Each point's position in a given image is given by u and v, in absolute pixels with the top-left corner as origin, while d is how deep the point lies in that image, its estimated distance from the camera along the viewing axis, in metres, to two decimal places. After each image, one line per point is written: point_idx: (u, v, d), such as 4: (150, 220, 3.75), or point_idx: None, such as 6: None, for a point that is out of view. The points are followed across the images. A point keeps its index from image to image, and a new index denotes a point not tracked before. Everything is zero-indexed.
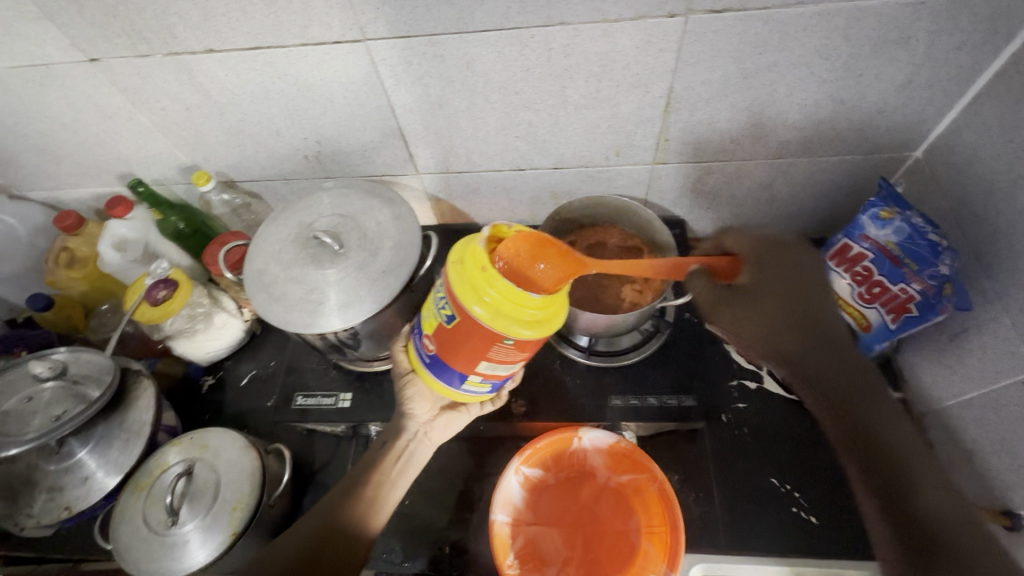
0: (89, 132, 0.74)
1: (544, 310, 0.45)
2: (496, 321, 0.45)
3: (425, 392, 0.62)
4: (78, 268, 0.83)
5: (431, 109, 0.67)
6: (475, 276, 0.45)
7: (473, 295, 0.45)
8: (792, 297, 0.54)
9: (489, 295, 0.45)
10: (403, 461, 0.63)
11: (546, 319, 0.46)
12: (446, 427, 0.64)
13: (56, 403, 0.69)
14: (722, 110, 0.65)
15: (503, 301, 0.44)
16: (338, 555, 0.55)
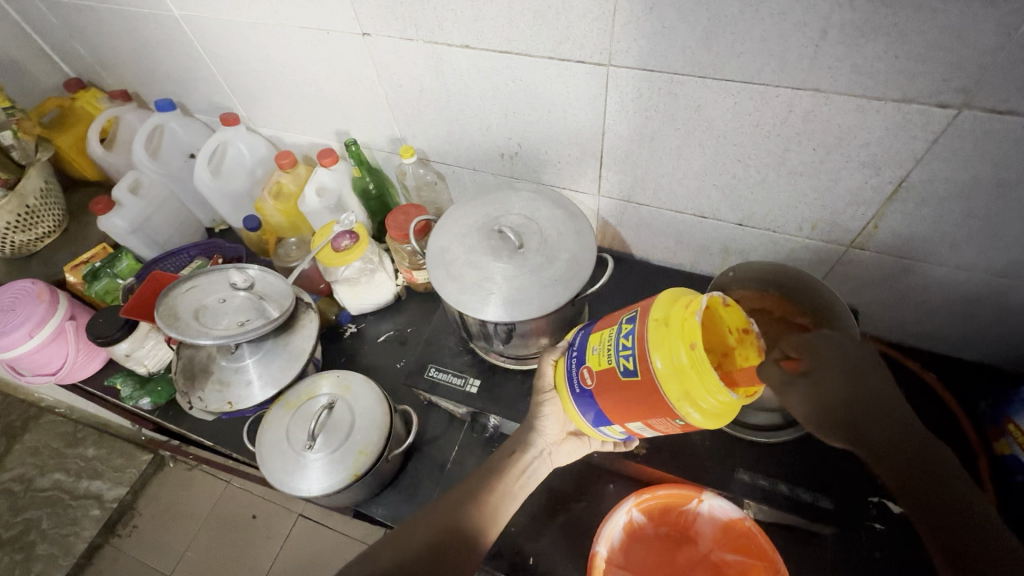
0: (331, 91, 0.84)
1: (725, 404, 0.42)
2: (672, 388, 0.42)
3: (560, 415, 0.63)
4: (281, 201, 0.94)
5: (640, 140, 0.69)
6: (676, 342, 0.42)
7: (664, 351, 0.43)
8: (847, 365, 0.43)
9: (679, 361, 0.42)
10: (524, 477, 0.65)
11: (720, 412, 0.42)
12: (567, 453, 0.67)
13: (242, 312, 0.79)
14: (955, 212, 0.60)
15: (690, 375, 0.41)
16: (460, 549, 0.58)
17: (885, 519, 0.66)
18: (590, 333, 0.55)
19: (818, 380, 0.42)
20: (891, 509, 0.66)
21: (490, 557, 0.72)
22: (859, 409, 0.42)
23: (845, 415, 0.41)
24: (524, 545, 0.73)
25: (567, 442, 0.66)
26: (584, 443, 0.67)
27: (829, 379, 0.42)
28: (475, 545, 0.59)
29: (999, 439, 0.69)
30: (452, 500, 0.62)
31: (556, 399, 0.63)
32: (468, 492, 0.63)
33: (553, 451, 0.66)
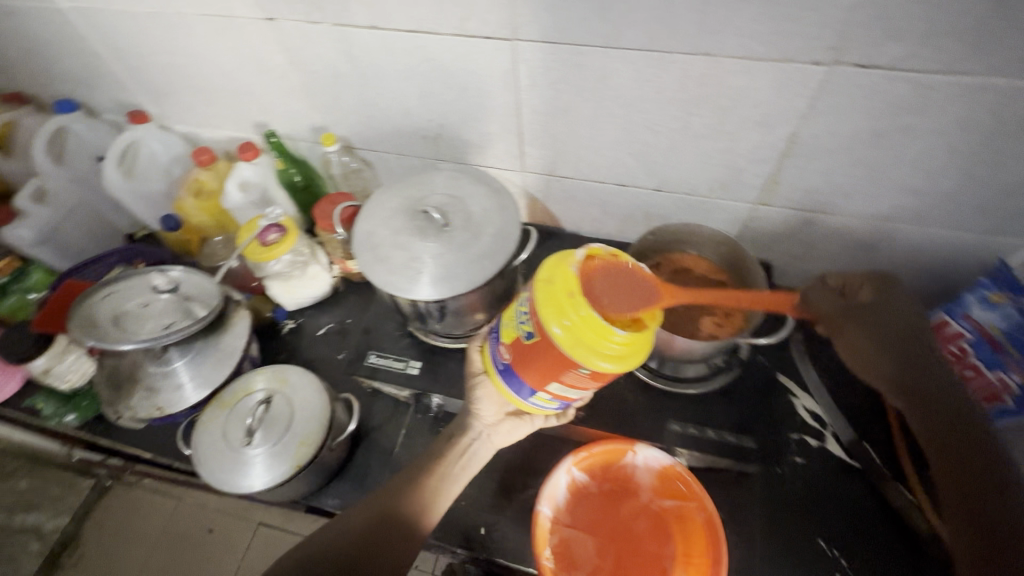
0: (244, 82, 0.82)
1: (628, 344, 0.44)
2: (575, 345, 0.44)
3: (493, 396, 0.63)
4: (202, 200, 0.91)
5: (555, 113, 0.71)
6: (561, 298, 0.45)
7: (556, 314, 0.45)
8: (905, 338, 0.64)
9: (573, 317, 0.44)
10: (466, 457, 0.67)
11: (627, 354, 0.45)
12: (506, 434, 0.66)
13: (168, 315, 0.77)
14: (841, 163, 0.65)
15: (584, 327, 0.44)
16: (394, 535, 0.60)
17: (805, 453, 0.72)
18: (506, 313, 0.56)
19: (875, 333, 0.65)
20: (811, 444, 0.73)
21: (443, 532, 0.74)
22: (911, 368, 0.62)
23: (897, 363, 0.63)
24: (476, 517, 0.74)
25: (505, 422, 0.65)
26: (524, 422, 0.66)
27: (877, 335, 0.65)
28: (411, 526, 0.61)
29: None
30: (392, 489, 0.64)
31: (487, 381, 0.63)
32: (403, 482, 0.65)
33: (493, 432, 0.66)
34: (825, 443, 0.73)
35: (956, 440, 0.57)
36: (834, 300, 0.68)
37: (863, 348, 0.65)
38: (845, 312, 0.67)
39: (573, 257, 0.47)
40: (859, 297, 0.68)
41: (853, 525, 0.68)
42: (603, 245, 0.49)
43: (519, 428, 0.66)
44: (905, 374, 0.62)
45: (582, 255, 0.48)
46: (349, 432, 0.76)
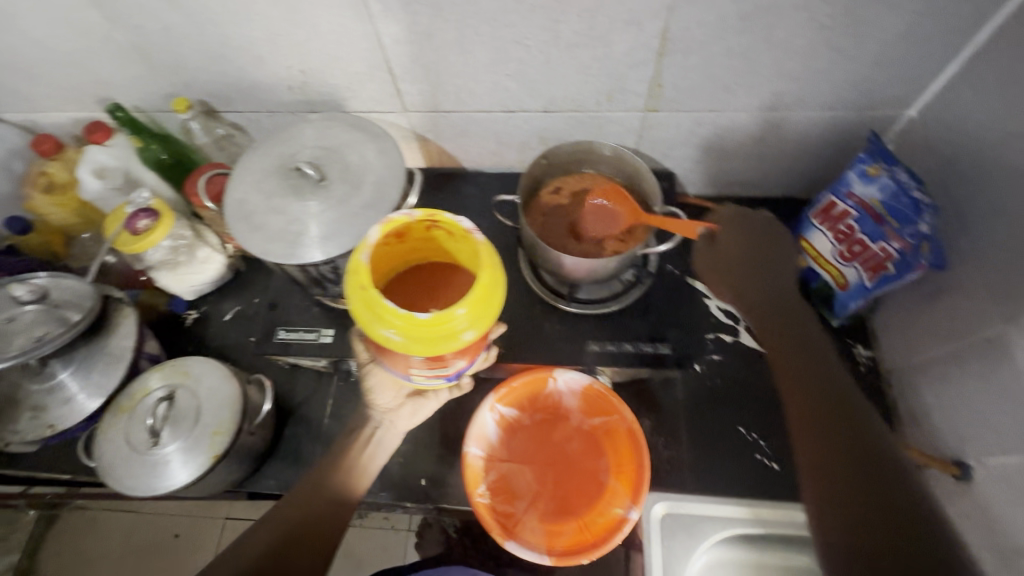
0: (63, 50, 0.70)
1: (468, 311, 0.49)
2: (416, 341, 0.48)
3: (386, 382, 0.64)
4: (56, 195, 0.82)
5: (420, 40, 0.65)
6: (373, 307, 0.49)
7: (380, 324, 0.48)
8: (758, 265, 0.66)
9: (393, 320, 0.48)
10: (371, 445, 0.67)
11: (475, 320, 0.49)
12: (410, 417, 0.67)
13: (38, 326, 0.69)
14: (718, 55, 0.64)
15: (407, 323, 0.48)
16: (313, 532, 0.58)
17: (722, 350, 0.77)
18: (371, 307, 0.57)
19: (760, 263, 0.67)
20: (727, 341, 0.77)
21: (387, 491, 0.73)
22: (768, 300, 0.65)
23: (762, 306, 0.65)
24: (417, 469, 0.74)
25: (405, 405, 0.66)
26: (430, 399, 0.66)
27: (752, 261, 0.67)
28: (343, 501, 0.62)
29: None
30: (303, 484, 0.63)
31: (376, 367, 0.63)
32: (332, 458, 0.65)
33: (393, 416, 0.66)
34: (739, 337, 0.78)
35: (819, 409, 0.55)
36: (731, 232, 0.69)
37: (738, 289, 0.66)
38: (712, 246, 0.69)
39: (365, 243, 0.51)
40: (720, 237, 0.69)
41: (772, 409, 0.74)
42: (397, 213, 0.52)
43: (425, 404, 0.66)
44: (762, 301, 0.65)
45: (376, 236, 0.51)
46: (268, 411, 0.73)
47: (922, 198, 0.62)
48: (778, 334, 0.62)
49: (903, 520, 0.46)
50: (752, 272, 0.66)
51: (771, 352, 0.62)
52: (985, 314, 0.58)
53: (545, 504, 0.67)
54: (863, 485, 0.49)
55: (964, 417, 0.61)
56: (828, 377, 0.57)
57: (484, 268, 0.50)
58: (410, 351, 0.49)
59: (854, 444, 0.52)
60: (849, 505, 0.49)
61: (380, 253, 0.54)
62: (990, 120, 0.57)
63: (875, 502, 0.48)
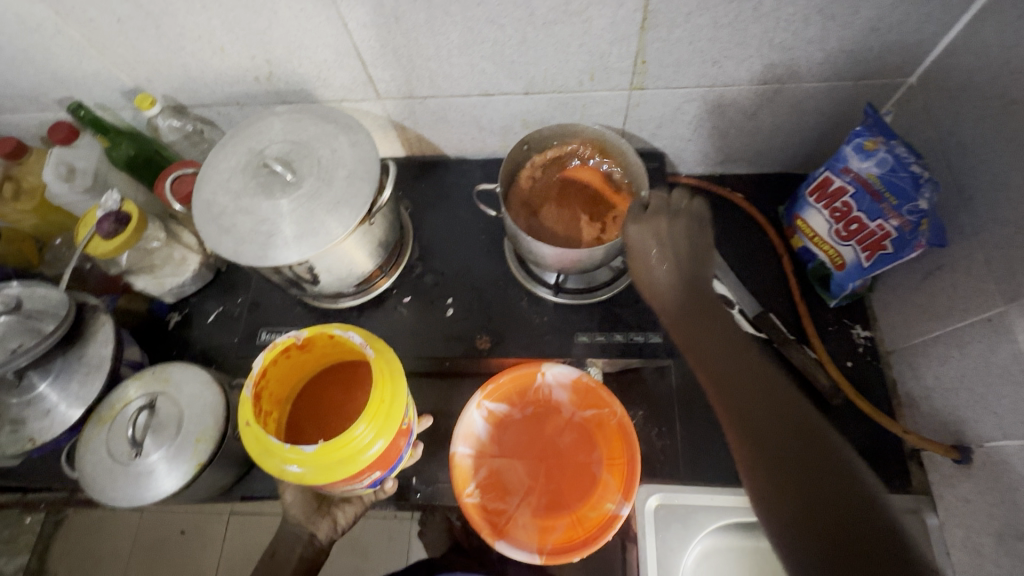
0: (15, 48, 0.67)
1: (369, 427, 0.52)
2: (326, 469, 0.50)
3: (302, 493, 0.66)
4: (26, 201, 0.78)
5: (387, 23, 0.61)
6: (271, 446, 0.51)
7: (281, 460, 0.51)
8: (694, 262, 0.58)
9: (291, 455, 0.50)
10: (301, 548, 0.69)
11: (379, 431, 0.52)
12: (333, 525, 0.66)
13: (12, 338, 0.67)
14: (703, 27, 0.60)
15: (307, 454, 0.50)
16: None
17: None
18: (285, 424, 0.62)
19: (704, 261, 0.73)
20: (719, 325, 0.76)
21: None
22: (690, 295, 0.57)
23: (679, 293, 0.58)
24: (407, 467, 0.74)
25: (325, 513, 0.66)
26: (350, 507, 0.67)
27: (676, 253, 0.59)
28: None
29: (794, 235, 0.77)
30: None
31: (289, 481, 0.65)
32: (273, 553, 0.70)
33: (314, 527, 0.65)
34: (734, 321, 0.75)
35: (751, 399, 0.51)
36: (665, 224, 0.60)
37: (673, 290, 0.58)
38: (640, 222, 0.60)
39: (249, 377, 0.54)
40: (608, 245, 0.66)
41: None
42: (279, 337, 0.56)
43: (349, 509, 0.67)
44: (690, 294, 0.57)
45: (260, 364, 0.55)
46: None
47: (922, 172, 0.59)
48: (708, 349, 0.54)
49: (828, 524, 0.44)
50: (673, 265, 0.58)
51: (698, 359, 0.55)
52: (986, 293, 0.56)
53: (537, 499, 0.66)
54: (789, 487, 0.46)
55: (963, 400, 0.59)
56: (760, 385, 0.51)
57: (376, 381, 0.54)
58: (320, 478, 0.51)
59: (788, 452, 0.48)
60: (790, 489, 0.46)
61: (271, 380, 0.58)
62: (992, 88, 0.54)
63: (807, 499, 0.46)
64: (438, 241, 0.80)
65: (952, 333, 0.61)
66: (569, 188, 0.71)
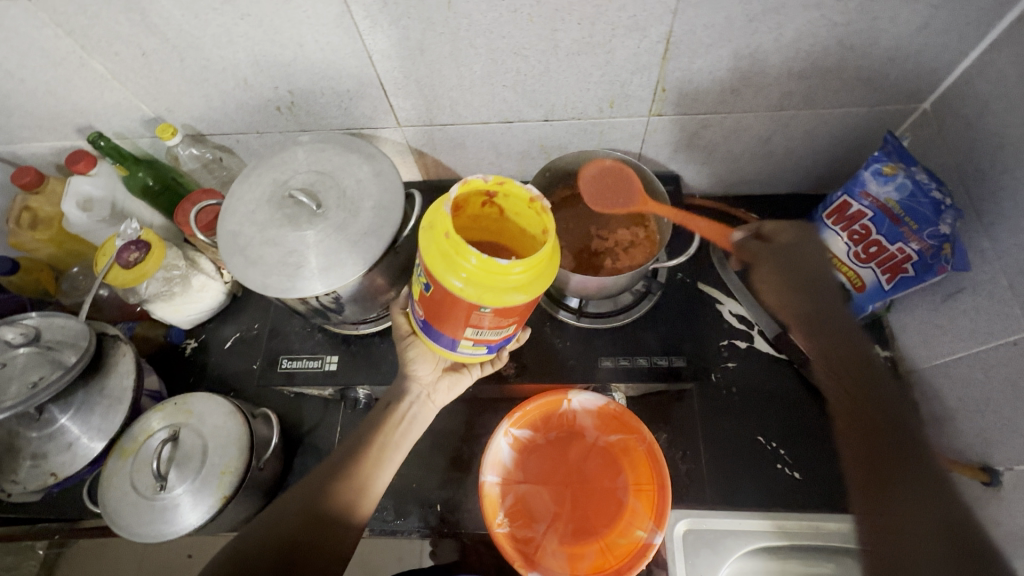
0: (38, 81, 0.67)
1: (526, 274, 0.44)
2: (479, 294, 0.44)
3: (426, 353, 0.64)
4: (43, 229, 0.78)
5: (411, 55, 0.62)
6: (441, 247, 0.45)
7: (451, 271, 0.44)
8: (808, 285, 0.64)
9: (461, 267, 0.44)
10: (405, 423, 0.65)
11: (533, 280, 0.44)
12: (448, 391, 0.67)
13: (32, 370, 0.67)
14: (724, 57, 0.61)
15: (473, 273, 0.43)
16: (320, 550, 0.55)
17: (735, 357, 0.75)
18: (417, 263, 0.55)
19: (783, 271, 0.65)
20: (739, 346, 0.75)
21: (400, 518, 0.73)
22: (811, 296, 0.63)
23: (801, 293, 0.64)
24: (430, 495, 0.74)
25: (444, 378, 0.67)
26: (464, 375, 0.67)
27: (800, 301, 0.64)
28: (343, 521, 0.57)
29: None
30: (312, 480, 0.59)
31: (417, 340, 0.64)
32: (336, 467, 0.61)
33: (433, 391, 0.66)
34: (753, 342, 0.76)
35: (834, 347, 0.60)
36: (767, 248, 0.67)
37: (796, 310, 0.64)
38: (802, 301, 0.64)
39: (444, 197, 0.46)
40: (634, 261, 0.68)
41: (789, 416, 0.72)
42: (476, 174, 0.45)
43: (460, 381, 0.67)
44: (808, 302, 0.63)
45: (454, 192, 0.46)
46: (277, 444, 0.72)
47: (943, 198, 0.60)
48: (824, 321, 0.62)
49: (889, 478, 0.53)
50: (802, 296, 0.64)
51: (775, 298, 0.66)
52: (1010, 316, 0.56)
53: (564, 525, 0.66)
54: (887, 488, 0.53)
55: (988, 422, 0.59)
56: (844, 335, 0.61)
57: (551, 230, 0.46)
58: (474, 297, 0.45)
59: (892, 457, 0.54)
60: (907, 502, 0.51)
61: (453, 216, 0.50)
62: (1010, 115, 0.54)
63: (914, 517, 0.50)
64: None
65: (975, 355, 0.61)
66: (575, 215, 0.72)
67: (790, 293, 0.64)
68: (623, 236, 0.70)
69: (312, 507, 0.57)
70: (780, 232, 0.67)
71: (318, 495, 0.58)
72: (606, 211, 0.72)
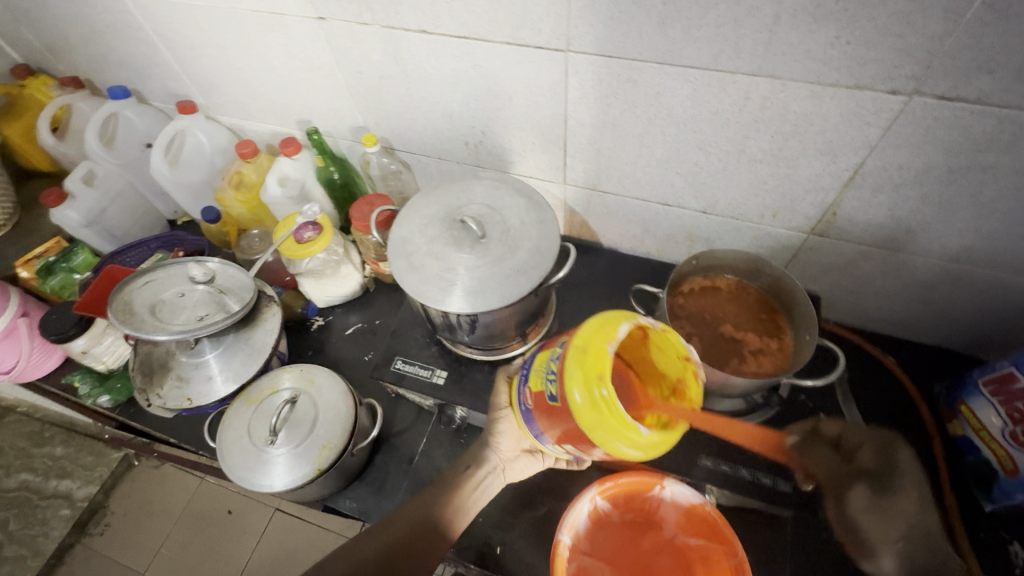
0: (290, 78, 0.81)
1: (653, 440, 0.44)
2: (594, 425, 0.44)
3: (513, 430, 0.67)
4: (243, 193, 0.93)
5: (602, 127, 0.68)
6: (589, 373, 0.44)
7: (581, 388, 0.44)
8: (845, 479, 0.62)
9: (595, 393, 0.44)
10: (478, 491, 0.66)
11: (652, 447, 0.44)
12: (520, 469, 0.70)
13: (202, 305, 0.77)
14: (909, 198, 0.61)
15: (607, 412, 0.43)
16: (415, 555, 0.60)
17: None
18: (538, 353, 0.58)
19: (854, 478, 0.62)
20: None
21: (458, 548, 0.73)
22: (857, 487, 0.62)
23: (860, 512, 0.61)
24: (492, 535, 0.74)
25: (521, 458, 0.69)
26: (537, 460, 0.69)
27: (909, 526, 0.60)
28: (440, 535, 0.62)
29: (953, 419, 0.71)
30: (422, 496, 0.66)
31: (509, 415, 0.68)
32: (441, 487, 0.66)
33: (508, 466, 0.69)
34: None
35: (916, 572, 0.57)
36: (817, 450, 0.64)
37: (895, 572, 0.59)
38: (870, 510, 0.61)
39: (613, 332, 0.46)
40: (758, 367, 0.66)
41: None
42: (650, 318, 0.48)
43: (534, 464, 0.70)
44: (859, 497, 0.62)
45: (622, 331, 0.46)
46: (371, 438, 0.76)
47: None
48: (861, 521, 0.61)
49: None
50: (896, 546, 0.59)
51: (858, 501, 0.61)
52: None
53: None
54: None
55: None
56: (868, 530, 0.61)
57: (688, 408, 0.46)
58: (586, 423, 0.44)
59: None
60: None
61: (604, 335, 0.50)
62: None
63: None
64: (578, 321, 0.82)
65: None
66: (708, 307, 0.72)
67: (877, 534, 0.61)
68: (752, 340, 0.69)
69: (424, 517, 0.63)
70: (850, 438, 0.64)
71: (431, 507, 0.64)
72: (738, 312, 0.72)
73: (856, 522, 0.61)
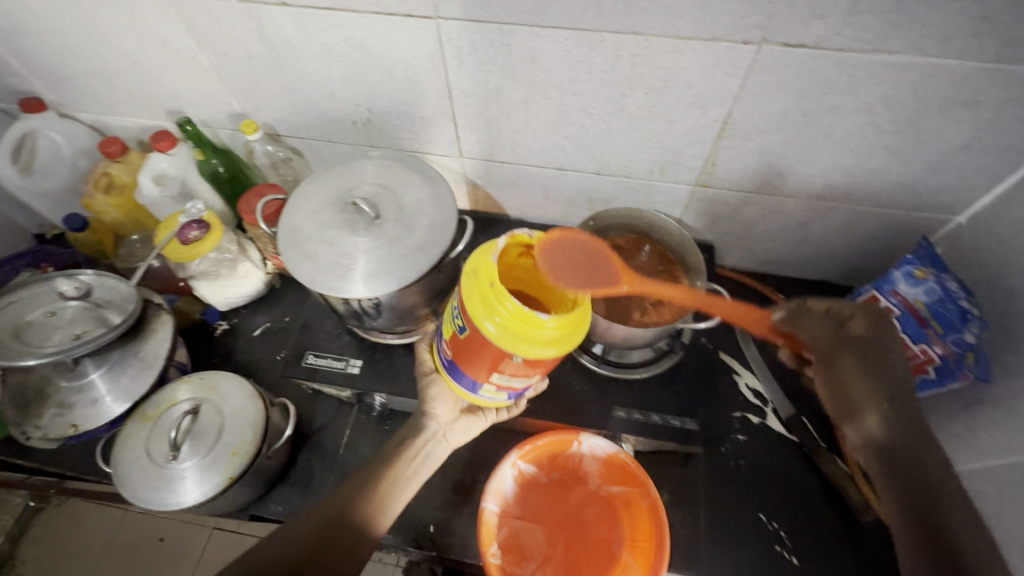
0: (148, 65, 0.74)
1: (564, 324, 0.46)
2: (510, 340, 0.46)
3: (447, 393, 0.66)
4: (114, 196, 0.84)
5: (487, 95, 0.67)
6: (486, 294, 0.47)
7: (487, 314, 0.47)
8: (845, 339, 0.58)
9: (503, 311, 0.46)
10: (420, 458, 0.66)
11: (564, 333, 0.46)
12: (462, 432, 0.69)
13: (78, 322, 0.70)
14: (774, 144, 0.65)
15: (515, 320, 0.45)
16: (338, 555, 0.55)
17: (747, 431, 0.76)
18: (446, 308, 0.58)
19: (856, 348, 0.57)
20: (752, 421, 0.77)
21: (392, 533, 0.73)
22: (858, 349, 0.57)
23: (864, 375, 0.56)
24: (424, 515, 0.74)
25: (461, 419, 0.68)
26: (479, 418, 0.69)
27: (895, 388, 0.55)
28: (363, 534, 0.58)
29: None
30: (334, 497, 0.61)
31: (439, 379, 0.66)
32: (359, 481, 0.63)
33: (450, 429, 0.68)
34: (766, 419, 0.77)
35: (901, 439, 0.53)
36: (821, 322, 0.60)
37: (881, 439, 0.54)
38: (862, 374, 0.56)
39: (493, 247, 0.48)
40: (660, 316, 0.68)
41: (793, 498, 0.72)
42: (522, 229, 0.50)
43: (475, 422, 0.69)
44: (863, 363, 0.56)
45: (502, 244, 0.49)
46: (288, 436, 0.73)
47: (970, 309, 0.61)
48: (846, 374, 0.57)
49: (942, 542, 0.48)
50: (884, 408, 0.55)
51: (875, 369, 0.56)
52: None
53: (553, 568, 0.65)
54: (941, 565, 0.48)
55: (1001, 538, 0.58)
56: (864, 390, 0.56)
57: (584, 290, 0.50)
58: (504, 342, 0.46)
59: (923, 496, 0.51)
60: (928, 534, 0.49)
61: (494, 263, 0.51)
62: None
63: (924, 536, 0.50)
64: None
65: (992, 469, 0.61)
66: None
67: (861, 397, 0.56)
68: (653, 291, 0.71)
69: (340, 519, 0.58)
70: (839, 310, 0.60)
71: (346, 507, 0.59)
72: (638, 265, 0.74)
73: (845, 385, 0.57)
